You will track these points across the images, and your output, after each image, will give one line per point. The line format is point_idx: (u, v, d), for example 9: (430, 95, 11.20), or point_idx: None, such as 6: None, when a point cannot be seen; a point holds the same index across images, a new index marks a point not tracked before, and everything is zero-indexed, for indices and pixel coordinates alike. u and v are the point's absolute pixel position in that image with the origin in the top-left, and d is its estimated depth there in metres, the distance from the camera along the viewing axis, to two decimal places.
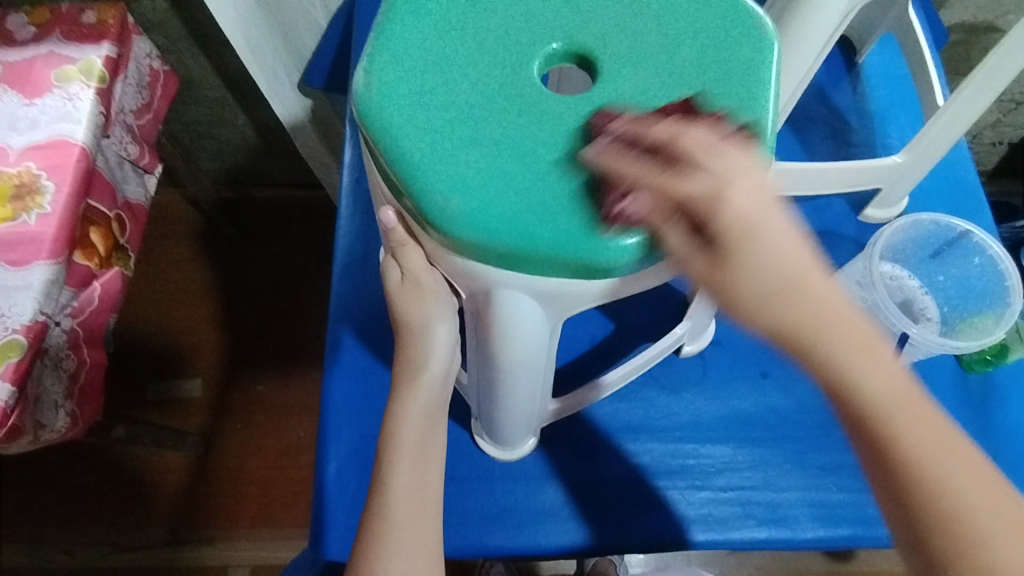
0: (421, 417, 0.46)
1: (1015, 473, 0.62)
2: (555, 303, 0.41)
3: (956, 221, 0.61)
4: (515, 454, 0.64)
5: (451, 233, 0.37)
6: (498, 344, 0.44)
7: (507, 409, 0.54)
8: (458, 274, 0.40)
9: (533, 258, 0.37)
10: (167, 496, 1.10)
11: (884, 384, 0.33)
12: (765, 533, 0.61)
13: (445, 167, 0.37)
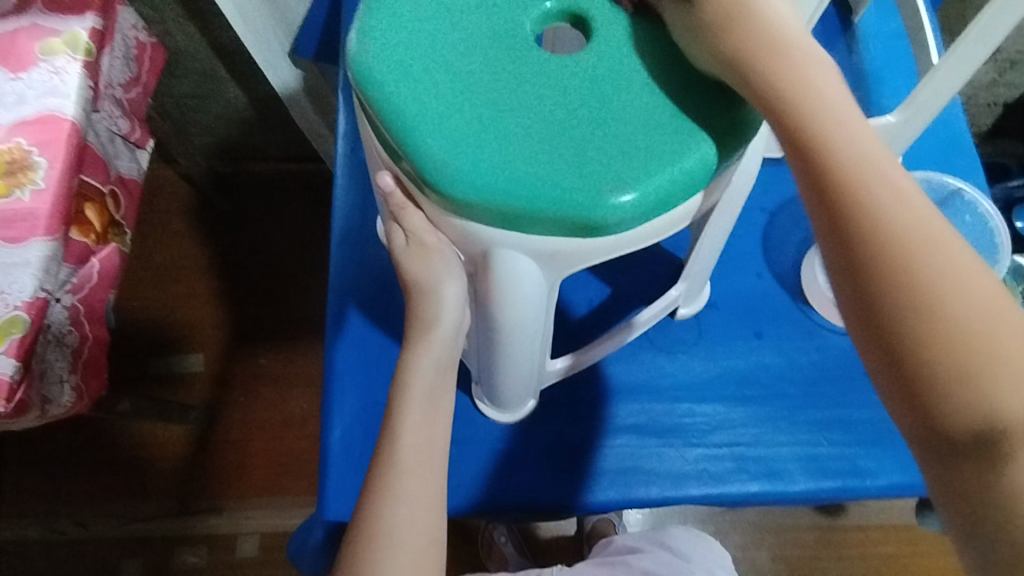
0: (434, 370, 0.47)
1: None
2: (554, 262, 0.41)
3: (948, 178, 0.63)
4: (517, 416, 0.66)
5: (451, 193, 0.37)
6: (498, 306, 0.44)
7: (508, 371, 0.55)
8: (458, 235, 0.41)
9: (533, 214, 0.37)
10: (174, 469, 1.12)
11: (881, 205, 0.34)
12: (757, 486, 0.63)
13: (441, 123, 0.38)
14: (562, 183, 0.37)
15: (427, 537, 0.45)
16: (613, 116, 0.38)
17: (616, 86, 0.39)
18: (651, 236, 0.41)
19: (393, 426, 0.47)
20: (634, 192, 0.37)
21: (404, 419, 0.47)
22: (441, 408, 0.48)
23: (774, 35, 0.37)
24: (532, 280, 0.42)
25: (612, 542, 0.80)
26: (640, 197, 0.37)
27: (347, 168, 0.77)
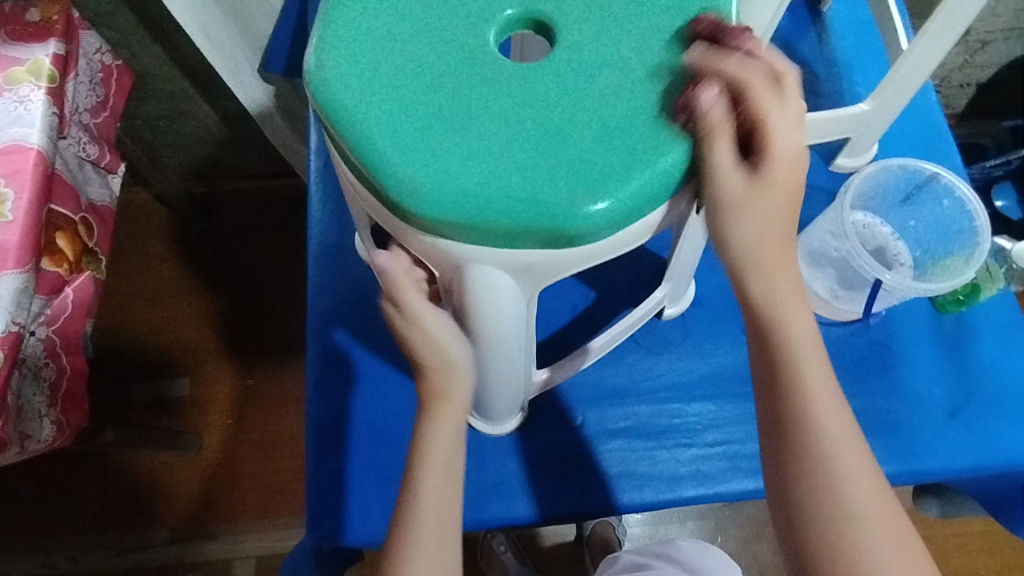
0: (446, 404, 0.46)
1: (993, 408, 0.64)
2: (532, 275, 0.40)
3: (924, 164, 0.61)
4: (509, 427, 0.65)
5: (415, 212, 0.37)
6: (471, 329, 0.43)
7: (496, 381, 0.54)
8: (429, 253, 0.40)
9: (503, 228, 0.36)
10: (170, 497, 1.10)
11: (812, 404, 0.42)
12: (753, 484, 0.63)
13: (404, 142, 0.37)
14: (532, 198, 0.36)
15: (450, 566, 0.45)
16: (582, 126, 0.37)
17: (580, 92, 0.38)
18: (626, 244, 0.40)
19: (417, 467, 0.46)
20: (606, 201, 0.36)
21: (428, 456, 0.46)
22: (426, 429, 0.47)
23: (784, 170, 0.40)
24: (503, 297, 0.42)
25: (620, 560, 0.79)
26: (613, 207, 0.36)
27: (320, 184, 0.76)
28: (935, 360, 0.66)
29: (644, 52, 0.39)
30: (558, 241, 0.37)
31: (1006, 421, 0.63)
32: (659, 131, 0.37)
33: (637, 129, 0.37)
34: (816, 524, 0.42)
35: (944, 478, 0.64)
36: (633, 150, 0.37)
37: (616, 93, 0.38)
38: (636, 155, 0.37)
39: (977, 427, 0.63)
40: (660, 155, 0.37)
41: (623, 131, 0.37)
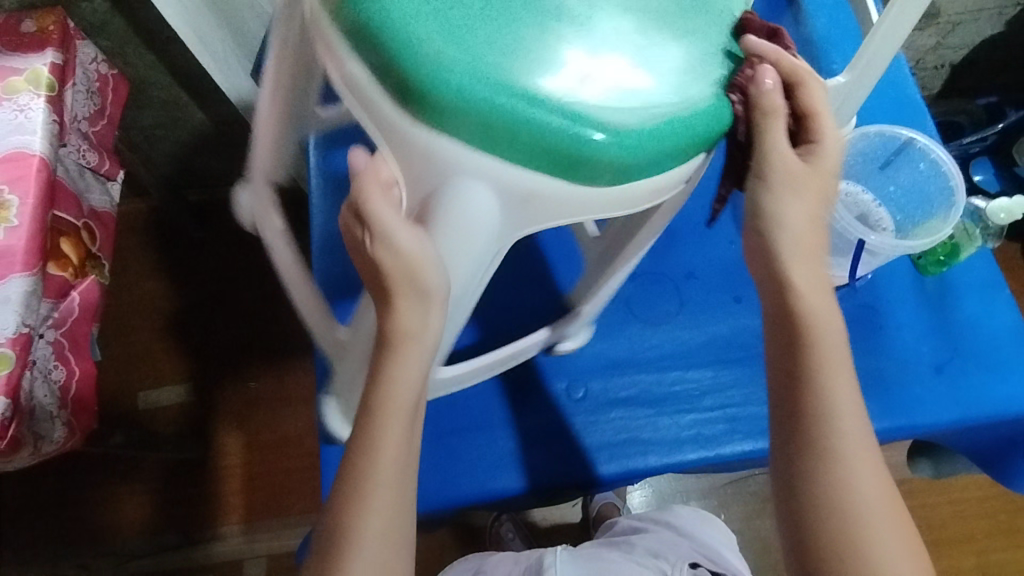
0: (394, 355, 0.42)
1: (977, 362, 0.66)
2: (518, 209, 0.42)
3: (900, 130, 0.64)
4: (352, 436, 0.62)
5: (439, 115, 0.39)
6: (424, 252, 0.40)
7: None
8: (421, 159, 0.40)
9: (522, 142, 0.39)
10: (177, 501, 1.11)
11: (837, 431, 0.45)
12: (751, 445, 0.65)
13: (454, 50, 0.39)
14: (560, 118, 0.39)
15: (396, 543, 0.44)
16: (624, 64, 0.42)
17: (621, 37, 0.42)
18: (601, 211, 0.43)
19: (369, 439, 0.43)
20: (620, 141, 0.40)
21: (380, 427, 0.43)
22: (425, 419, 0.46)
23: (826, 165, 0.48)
24: (470, 224, 0.40)
25: (619, 524, 0.82)
26: (613, 135, 0.40)
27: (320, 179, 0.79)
28: (920, 318, 0.69)
29: (677, 17, 0.44)
30: (568, 167, 0.40)
31: (989, 374, 0.66)
32: (687, 87, 0.43)
33: (666, 81, 0.42)
34: (834, 553, 0.44)
35: (934, 431, 0.66)
36: (660, 99, 0.42)
37: (648, 41, 0.43)
38: (664, 104, 0.42)
39: (963, 381, 0.66)
40: (684, 109, 0.42)
41: (660, 83, 0.42)
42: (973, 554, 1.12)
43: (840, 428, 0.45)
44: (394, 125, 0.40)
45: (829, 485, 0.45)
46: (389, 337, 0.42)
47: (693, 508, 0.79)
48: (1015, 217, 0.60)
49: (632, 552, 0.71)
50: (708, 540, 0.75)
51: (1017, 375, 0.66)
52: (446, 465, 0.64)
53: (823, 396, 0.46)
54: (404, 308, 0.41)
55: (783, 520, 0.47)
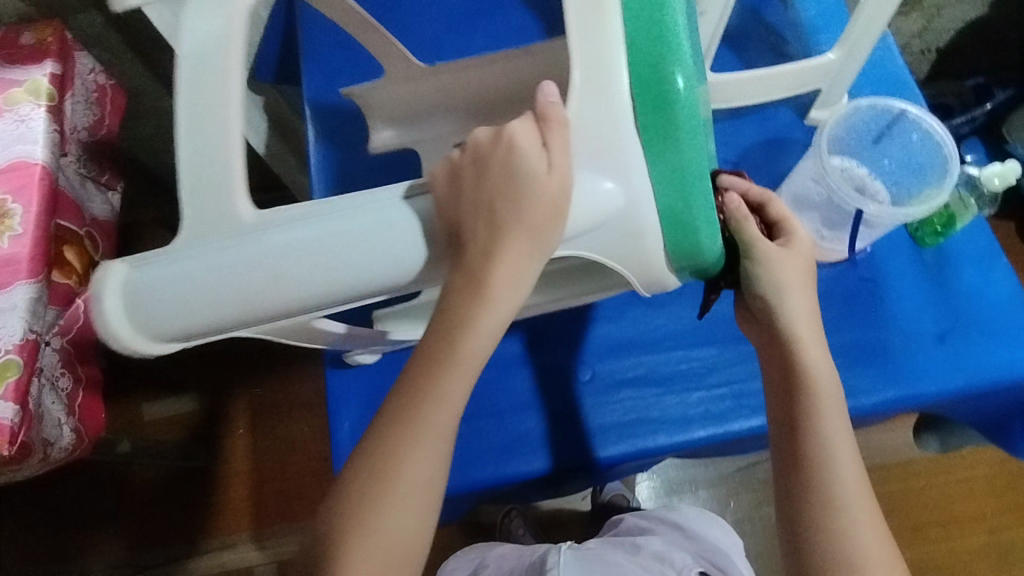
0: (472, 301, 0.44)
1: (978, 330, 0.67)
2: (623, 236, 0.45)
3: (891, 101, 0.65)
4: (116, 338, 0.43)
5: (647, 135, 0.44)
6: (556, 207, 0.42)
7: (205, 289, 0.42)
8: (611, 136, 0.43)
9: (683, 185, 0.45)
10: (190, 508, 1.11)
11: (832, 475, 0.51)
12: (758, 420, 0.66)
13: (685, 86, 0.45)
14: (703, 185, 0.46)
15: (431, 498, 0.47)
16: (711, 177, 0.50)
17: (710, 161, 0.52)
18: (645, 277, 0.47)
19: (413, 395, 0.46)
20: (711, 231, 0.47)
21: (430, 385, 0.45)
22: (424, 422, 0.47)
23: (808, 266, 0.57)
24: (604, 195, 0.43)
25: (624, 521, 0.81)
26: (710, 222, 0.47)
27: (322, 178, 0.80)
28: (920, 288, 0.69)
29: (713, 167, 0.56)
30: (682, 227, 0.46)
31: (990, 341, 0.67)
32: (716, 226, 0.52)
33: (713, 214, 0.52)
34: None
35: (939, 400, 0.67)
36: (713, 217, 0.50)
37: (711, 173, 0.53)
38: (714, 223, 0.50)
39: (966, 348, 0.66)
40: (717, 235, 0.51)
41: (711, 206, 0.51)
42: (985, 531, 1.13)
43: (834, 469, 0.51)
44: (620, 97, 0.43)
45: (825, 520, 0.50)
46: (484, 285, 0.43)
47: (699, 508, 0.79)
48: (1009, 182, 0.61)
49: (636, 554, 0.71)
50: (717, 543, 0.74)
51: (1016, 341, 0.66)
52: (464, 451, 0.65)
53: (819, 440, 0.52)
54: (508, 261, 0.43)
55: (786, 551, 0.53)
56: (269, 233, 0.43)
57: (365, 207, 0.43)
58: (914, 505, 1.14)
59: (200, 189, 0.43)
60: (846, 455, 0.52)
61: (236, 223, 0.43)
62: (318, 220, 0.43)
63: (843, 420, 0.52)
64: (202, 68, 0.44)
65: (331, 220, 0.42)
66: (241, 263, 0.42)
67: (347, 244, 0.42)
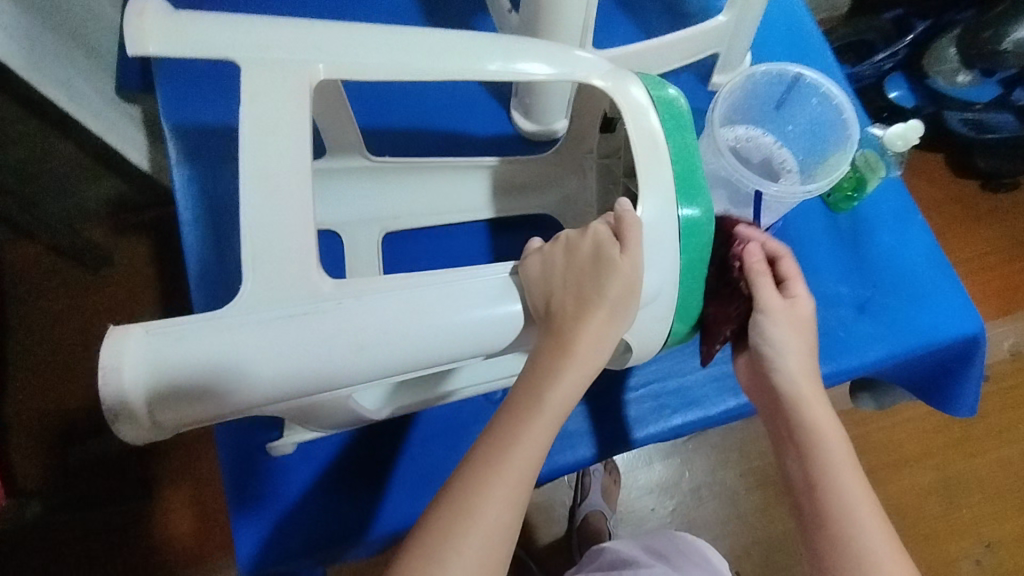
0: (555, 369, 0.43)
1: (898, 295, 0.64)
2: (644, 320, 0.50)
3: (787, 66, 0.61)
4: (126, 414, 0.37)
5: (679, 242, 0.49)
6: (631, 287, 0.45)
7: (268, 357, 0.38)
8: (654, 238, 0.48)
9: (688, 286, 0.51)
10: (128, 558, 1.01)
11: (860, 522, 0.48)
12: (681, 418, 0.63)
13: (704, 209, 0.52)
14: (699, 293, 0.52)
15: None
16: None
17: None
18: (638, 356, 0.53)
19: (474, 487, 0.42)
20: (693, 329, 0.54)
21: (489, 481, 0.42)
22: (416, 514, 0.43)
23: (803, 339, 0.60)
24: (656, 274, 0.48)
25: (608, 552, 0.80)
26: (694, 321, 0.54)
27: (190, 201, 0.68)
28: (836, 258, 0.66)
29: None
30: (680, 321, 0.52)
31: (910, 304, 0.64)
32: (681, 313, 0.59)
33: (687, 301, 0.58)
34: None
35: (866, 372, 0.64)
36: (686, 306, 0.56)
37: None
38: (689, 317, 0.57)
39: (888, 316, 0.64)
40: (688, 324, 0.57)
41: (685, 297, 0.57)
42: (934, 469, 1.15)
43: (858, 516, 0.48)
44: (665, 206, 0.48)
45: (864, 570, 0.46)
46: (571, 342, 0.44)
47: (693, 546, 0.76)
48: (912, 142, 0.58)
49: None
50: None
51: (937, 301, 0.64)
52: (396, 485, 0.62)
53: (835, 487, 0.49)
54: (587, 333, 0.44)
55: None
56: (352, 305, 0.41)
57: (458, 286, 0.44)
58: (866, 451, 1.15)
59: (266, 260, 0.40)
60: (869, 497, 0.49)
61: (313, 292, 0.41)
62: (406, 298, 0.42)
63: (845, 440, 0.51)
64: (280, 135, 0.43)
65: (424, 297, 0.42)
66: (318, 333, 0.40)
67: (442, 320, 0.42)
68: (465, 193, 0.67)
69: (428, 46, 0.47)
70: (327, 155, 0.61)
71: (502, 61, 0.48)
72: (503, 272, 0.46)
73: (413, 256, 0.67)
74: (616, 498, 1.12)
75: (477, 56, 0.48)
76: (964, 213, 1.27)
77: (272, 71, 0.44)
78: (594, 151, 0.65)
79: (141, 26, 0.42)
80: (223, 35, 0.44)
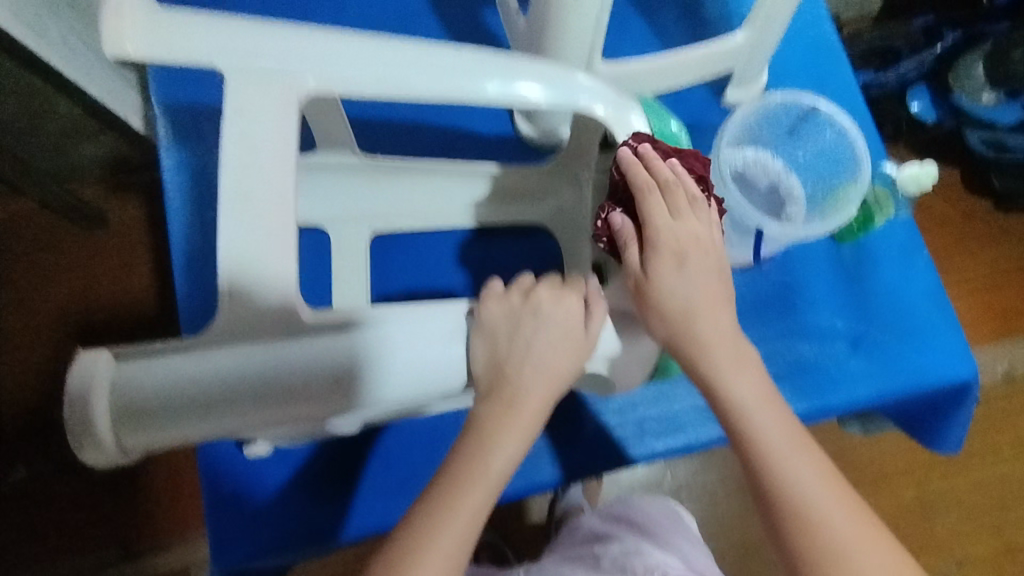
0: (506, 415, 0.42)
1: (893, 333, 0.63)
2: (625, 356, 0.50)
3: (802, 96, 0.59)
4: (95, 445, 0.35)
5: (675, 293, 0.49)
6: (572, 366, 0.44)
7: (241, 386, 0.36)
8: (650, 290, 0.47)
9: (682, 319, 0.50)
10: (114, 519, 1.02)
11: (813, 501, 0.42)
12: (663, 443, 0.63)
13: None
14: None
15: None
16: None
17: None
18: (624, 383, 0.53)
19: (424, 531, 0.40)
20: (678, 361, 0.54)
21: (437, 526, 0.40)
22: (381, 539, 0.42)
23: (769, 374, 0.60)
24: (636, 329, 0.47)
25: (581, 530, 0.78)
26: None
27: (179, 184, 0.66)
28: (835, 292, 0.65)
29: None
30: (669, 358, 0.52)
31: (904, 343, 0.63)
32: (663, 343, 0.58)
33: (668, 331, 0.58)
34: None
35: (853, 409, 0.63)
36: None
37: None
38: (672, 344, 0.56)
39: (881, 354, 0.63)
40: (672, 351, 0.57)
41: None
42: (914, 486, 1.15)
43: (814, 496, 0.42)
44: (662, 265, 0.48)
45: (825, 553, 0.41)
46: (522, 391, 0.42)
47: (680, 532, 0.73)
48: (925, 184, 0.56)
49: (598, 569, 0.67)
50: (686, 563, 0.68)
51: (932, 341, 0.63)
52: (372, 488, 0.62)
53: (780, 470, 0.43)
54: (529, 402, 0.42)
55: None
56: (328, 334, 0.38)
57: (434, 323, 0.42)
58: (846, 463, 1.15)
59: (242, 284, 0.38)
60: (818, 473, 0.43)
61: (289, 317, 0.38)
62: (385, 330, 0.40)
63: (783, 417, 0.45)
64: (262, 148, 0.40)
65: (405, 333, 0.40)
66: (293, 362, 0.37)
67: (420, 359, 0.40)
68: (461, 197, 0.65)
69: (427, 61, 0.45)
70: (318, 151, 0.58)
71: (501, 82, 0.46)
72: (458, 311, 0.44)
73: (400, 262, 0.66)
74: (597, 495, 1.12)
75: (476, 75, 0.46)
76: (973, 230, 1.25)
77: (259, 75, 0.41)
78: (591, 168, 0.60)
79: (121, 25, 0.40)
80: (205, 34, 0.41)
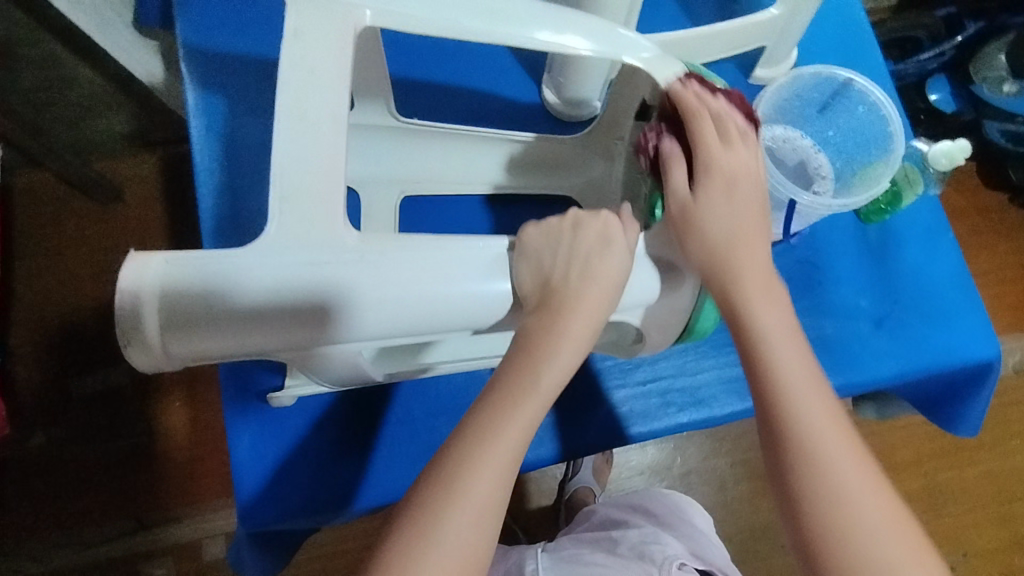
0: (548, 359, 0.42)
1: (916, 313, 0.64)
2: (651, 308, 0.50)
3: (838, 71, 0.59)
4: (144, 347, 0.36)
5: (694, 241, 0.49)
6: (619, 279, 0.44)
7: (283, 302, 0.37)
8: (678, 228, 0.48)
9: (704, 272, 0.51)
10: (128, 488, 1.03)
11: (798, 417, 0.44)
12: (685, 416, 0.63)
13: None
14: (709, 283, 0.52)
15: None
16: None
17: None
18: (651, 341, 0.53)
19: (463, 477, 0.40)
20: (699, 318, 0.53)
21: (476, 471, 0.40)
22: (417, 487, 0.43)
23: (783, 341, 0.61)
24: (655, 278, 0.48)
25: (597, 514, 0.78)
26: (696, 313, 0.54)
27: (209, 147, 0.66)
28: (860, 270, 0.65)
29: None
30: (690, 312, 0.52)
31: (928, 324, 0.63)
32: None
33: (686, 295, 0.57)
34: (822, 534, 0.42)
35: (875, 387, 0.63)
36: None
37: None
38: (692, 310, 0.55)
39: (904, 333, 0.63)
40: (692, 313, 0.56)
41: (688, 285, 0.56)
42: (921, 476, 1.15)
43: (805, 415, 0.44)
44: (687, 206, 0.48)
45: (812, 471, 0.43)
46: (566, 327, 0.42)
47: (694, 523, 0.73)
48: (958, 161, 0.57)
49: (614, 554, 0.66)
50: (703, 552, 0.67)
51: (954, 322, 0.63)
52: (395, 452, 0.63)
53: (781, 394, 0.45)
54: (576, 324, 0.43)
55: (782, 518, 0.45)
56: (373, 262, 0.39)
57: (473, 257, 0.41)
58: None
59: (295, 206, 0.39)
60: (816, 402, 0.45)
61: (333, 241, 0.39)
62: (430, 256, 0.40)
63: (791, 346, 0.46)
64: (313, 98, 0.41)
65: (449, 259, 0.40)
66: (332, 283, 0.38)
67: (461, 286, 0.40)
68: (490, 167, 0.65)
69: (477, 12, 0.45)
70: (356, 109, 0.59)
71: (552, 31, 0.46)
72: (498, 246, 0.43)
73: (428, 227, 0.66)
74: (606, 477, 1.13)
75: (527, 23, 0.46)
76: (989, 224, 1.25)
77: (310, 28, 0.42)
78: (624, 139, 0.62)
79: None
80: None
